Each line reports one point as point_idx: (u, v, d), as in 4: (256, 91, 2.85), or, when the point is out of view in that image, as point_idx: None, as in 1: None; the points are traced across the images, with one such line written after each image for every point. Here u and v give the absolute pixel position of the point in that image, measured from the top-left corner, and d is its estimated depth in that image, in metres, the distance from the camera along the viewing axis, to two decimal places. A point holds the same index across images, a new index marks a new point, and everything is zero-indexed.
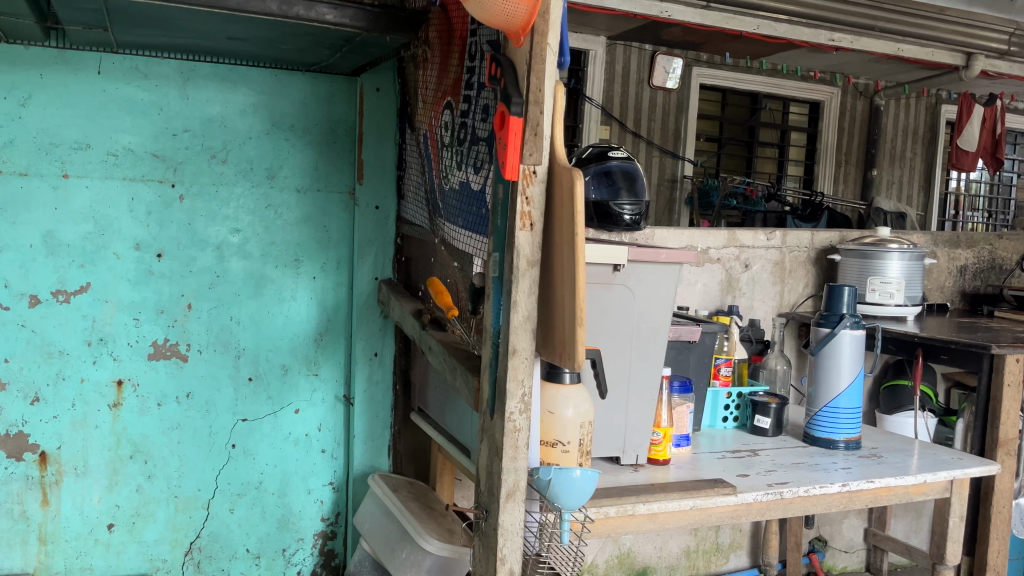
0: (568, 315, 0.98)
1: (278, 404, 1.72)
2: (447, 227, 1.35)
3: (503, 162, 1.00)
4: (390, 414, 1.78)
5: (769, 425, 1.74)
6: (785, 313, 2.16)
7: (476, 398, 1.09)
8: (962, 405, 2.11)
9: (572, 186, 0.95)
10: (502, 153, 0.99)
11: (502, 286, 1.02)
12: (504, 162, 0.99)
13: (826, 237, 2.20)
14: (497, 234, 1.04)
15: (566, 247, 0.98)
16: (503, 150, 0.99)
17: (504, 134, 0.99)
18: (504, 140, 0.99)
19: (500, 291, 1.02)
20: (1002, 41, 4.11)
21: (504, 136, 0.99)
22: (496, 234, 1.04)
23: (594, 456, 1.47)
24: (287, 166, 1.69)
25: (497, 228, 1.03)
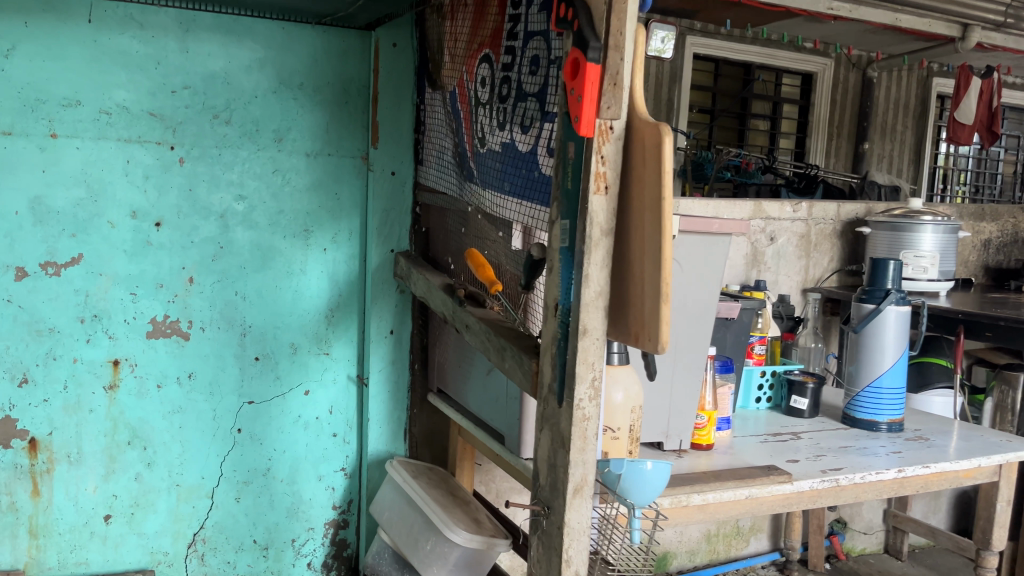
0: (649, 289, 0.87)
1: (287, 386, 1.60)
2: (484, 193, 1.23)
3: (575, 117, 0.88)
4: (406, 395, 1.66)
5: (806, 406, 1.66)
6: (811, 288, 2.07)
7: (535, 383, 0.98)
8: (992, 383, 2.04)
9: (659, 143, 0.84)
10: (576, 106, 0.88)
11: (570, 258, 0.91)
12: (577, 117, 0.88)
13: (852, 209, 2.12)
14: (564, 199, 0.92)
15: (648, 213, 0.87)
16: (577, 102, 0.88)
17: (578, 84, 0.87)
18: (577, 90, 0.87)
19: (568, 263, 0.91)
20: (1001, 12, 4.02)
21: (577, 86, 0.87)
22: (563, 198, 0.93)
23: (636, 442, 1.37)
24: (295, 128, 1.56)
25: (565, 192, 0.92)
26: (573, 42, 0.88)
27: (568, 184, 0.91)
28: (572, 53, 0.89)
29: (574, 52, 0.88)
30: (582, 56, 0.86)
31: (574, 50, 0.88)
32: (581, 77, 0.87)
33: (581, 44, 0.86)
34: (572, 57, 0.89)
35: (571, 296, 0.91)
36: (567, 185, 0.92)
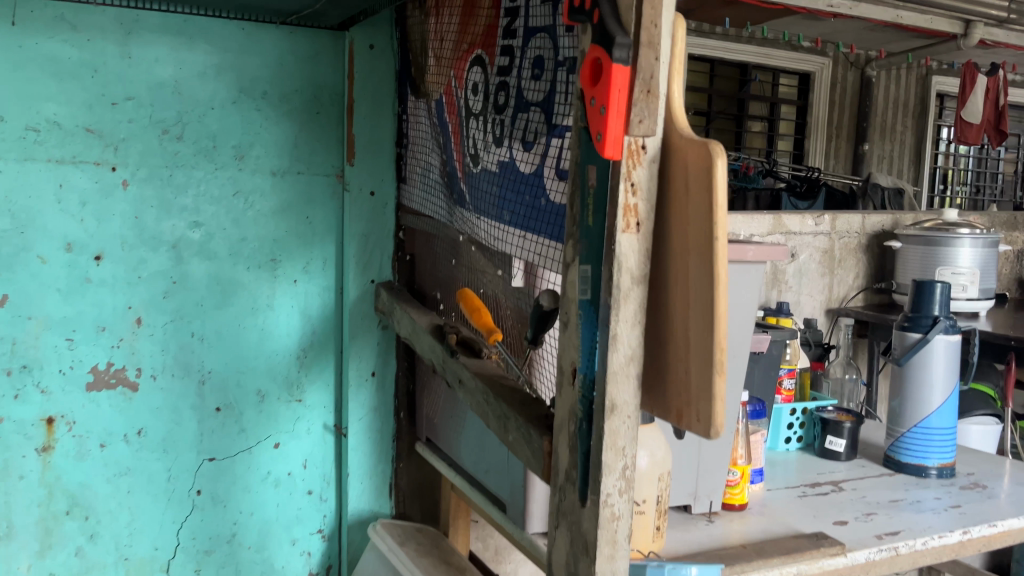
0: (695, 355, 0.68)
1: (254, 439, 1.40)
2: (478, 221, 1.03)
3: (597, 133, 0.68)
4: (390, 445, 1.46)
5: (844, 448, 1.46)
6: (835, 308, 1.89)
7: (548, 465, 0.78)
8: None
9: (709, 167, 0.64)
10: (598, 120, 0.68)
11: (592, 313, 0.71)
12: (600, 134, 0.68)
13: (878, 221, 1.93)
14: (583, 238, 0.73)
15: (695, 257, 0.67)
16: (598, 115, 0.68)
17: (599, 91, 0.67)
18: (599, 100, 0.68)
19: (591, 320, 0.71)
20: None
21: (599, 94, 0.67)
22: (581, 237, 0.73)
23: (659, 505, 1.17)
24: (259, 143, 1.35)
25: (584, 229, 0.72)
26: (593, 38, 0.69)
27: (587, 219, 0.71)
28: (591, 52, 0.69)
29: (594, 52, 0.69)
30: (605, 55, 0.67)
31: (594, 48, 0.69)
32: (603, 83, 0.67)
33: (604, 40, 0.67)
34: (592, 57, 0.69)
35: (595, 362, 0.71)
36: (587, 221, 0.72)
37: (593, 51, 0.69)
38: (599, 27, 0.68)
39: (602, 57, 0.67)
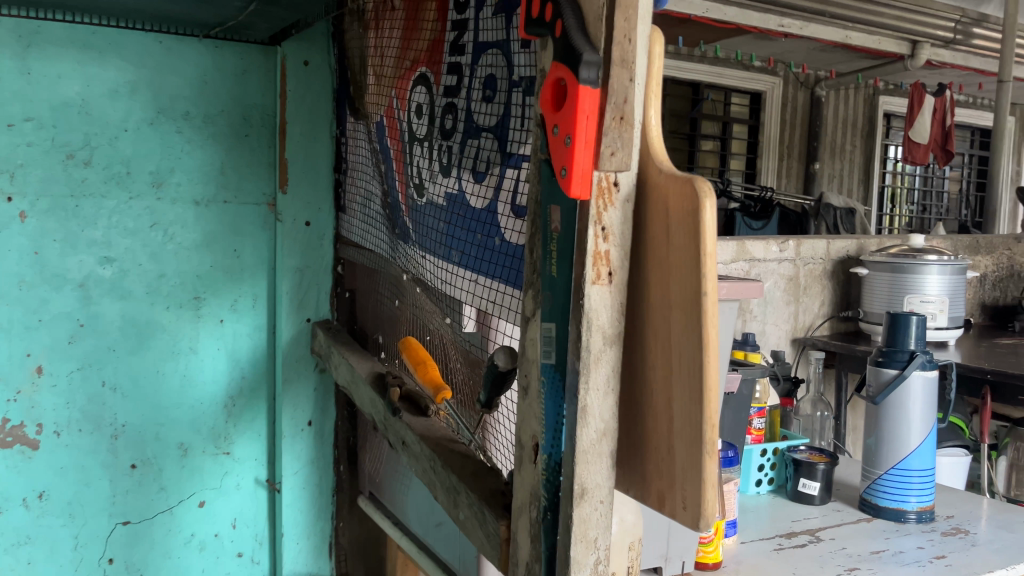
0: (679, 430, 0.57)
1: (175, 498, 1.26)
2: (424, 259, 0.91)
3: (562, 167, 0.57)
4: (330, 499, 1.33)
5: (817, 491, 1.37)
6: (801, 338, 1.81)
7: (506, 553, 0.67)
8: (1006, 441, 1.79)
9: (695, 208, 0.54)
10: (563, 151, 0.57)
11: (556, 381, 0.60)
12: (564, 168, 0.57)
13: (842, 246, 1.86)
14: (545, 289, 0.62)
15: (678, 314, 0.56)
16: (563, 146, 0.57)
17: (564, 117, 0.56)
18: (563, 128, 0.57)
19: (555, 388, 0.60)
20: (949, 29, 3.81)
21: (563, 121, 0.56)
22: (541, 287, 0.62)
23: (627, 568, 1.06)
24: (180, 168, 1.22)
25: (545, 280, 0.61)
26: (555, 53, 0.58)
27: (548, 269, 0.60)
28: (553, 70, 0.58)
29: (556, 71, 0.58)
30: (570, 74, 0.56)
31: (557, 66, 0.58)
32: (568, 108, 0.56)
33: (568, 56, 0.56)
34: (554, 77, 0.58)
35: (560, 440, 0.60)
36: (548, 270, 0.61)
37: (555, 70, 0.58)
38: (562, 41, 0.57)
39: (566, 77, 0.56)
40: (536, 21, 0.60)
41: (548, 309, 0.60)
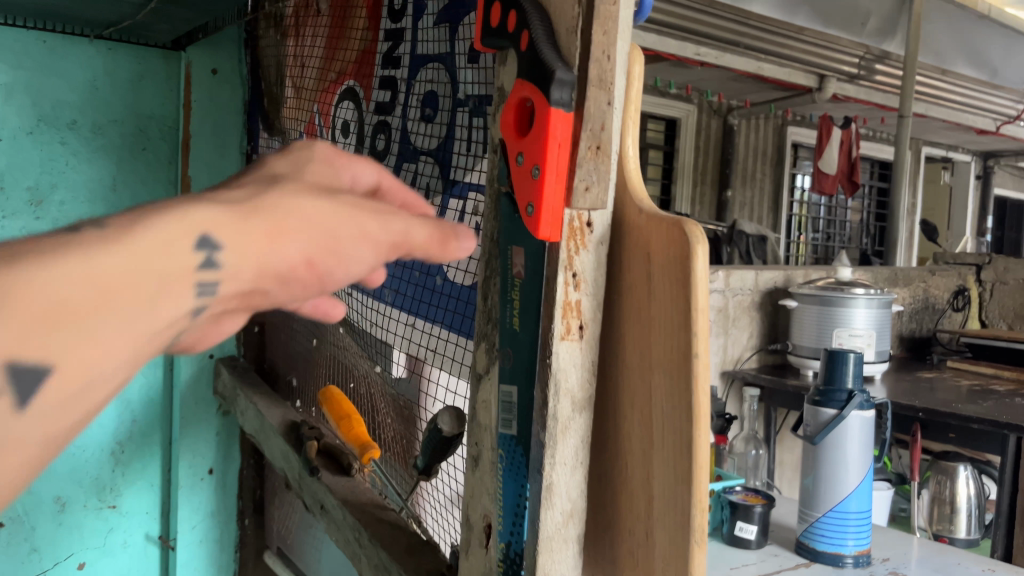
0: (661, 513, 0.48)
1: (49, 561, 1.09)
2: (348, 297, 0.81)
3: (526, 203, 0.49)
4: (233, 555, 1.20)
5: (754, 535, 1.32)
6: (730, 370, 1.78)
7: None
8: (928, 474, 1.79)
9: (684, 255, 0.46)
10: (528, 185, 0.48)
11: (516, 454, 0.51)
12: (529, 205, 0.48)
13: (770, 278, 1.84)
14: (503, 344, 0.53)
15: (662, 376, 0.48)
16: (528, 179, 0.48)
17: (530, 144, 0.48)
18: (529, 157, 0.48)
19: (516, 461, 0.51)
20: (853, 64, 3.84)
21: (530, 148, 0.48)
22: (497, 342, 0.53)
23: None
24: (63, 184, 1.08)
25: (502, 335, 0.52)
26: (520, 70, 0.49)
27: (507, 321, 0.51)
28: (518, 89, 0.49)
29: (521, 89, 0.49)
30: (539, 95, 0.47)
31: (521, 85, 0.49)
32: (535, 134, 0.47)
33: (536, 73, 0.47)
34: (519, 97, 0.49)
35: (522, 526, 0.50)
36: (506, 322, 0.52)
37: (520, 89, 0.49)
38: (529, 55, 0.48)
39: (534, 98, 0.48)
40: (495, 31, 0.51)
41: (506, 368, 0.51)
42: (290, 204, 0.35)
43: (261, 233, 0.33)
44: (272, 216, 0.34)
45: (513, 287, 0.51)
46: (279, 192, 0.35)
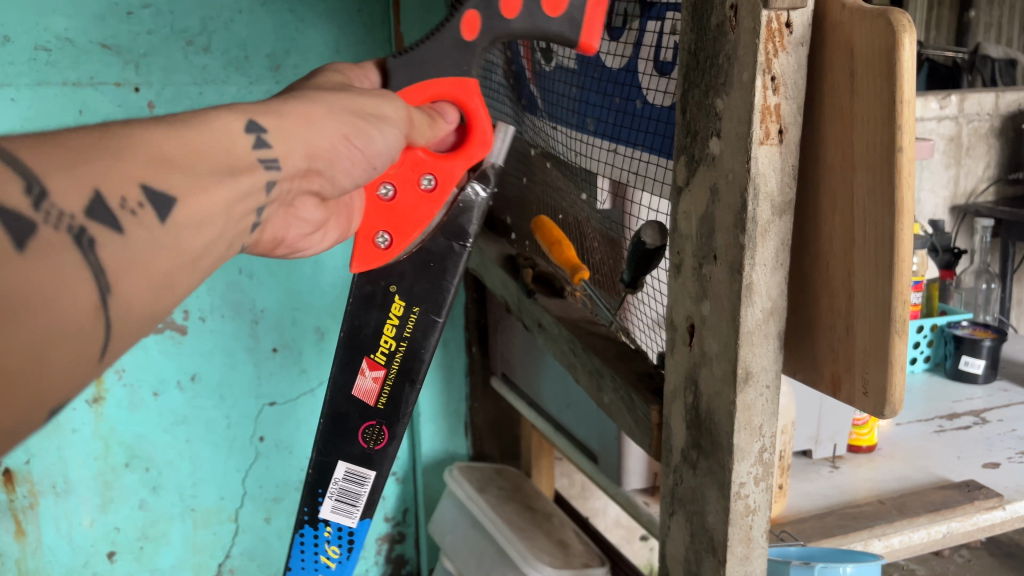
0: (861, 303, 0.50)
1: (315, 380, 1.28)
2: (555, 131, 0.84)
3: (409, 240, 0.64)
4: (463, 380, 1.35)
5: (981, 370, 1.28)
6: (962, 204, 1.64)
7: (658, 440, 0.64)
8: None
9: (889, 46, 0.45)
10: (402, 225, 0.63)
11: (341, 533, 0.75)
12: (383, 235, 0.64)
13: (1013, 100, 1.66)
14: (352, 411, 0.69)
15: (864, 175, 0.48)
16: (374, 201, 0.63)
17: (400, 178, 0.62)
18: (408, 179, 0.62)
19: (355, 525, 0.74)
20: None
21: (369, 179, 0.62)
22: (354, 424, 0.69)
23: (800, 483, 1.00)
24: (296, 50, 1.16)
25: (376, 392, 0.68)
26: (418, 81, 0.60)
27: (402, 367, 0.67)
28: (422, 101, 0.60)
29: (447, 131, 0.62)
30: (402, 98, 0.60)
31: (484, 121, 0.62)
32: (408, 157, 0.62)
33: (411, 76, 0.60)
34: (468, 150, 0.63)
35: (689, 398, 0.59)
36: (392, 404, 0.68)
37: (420, 93, 0.60)
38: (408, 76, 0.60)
39: (438, 97, 0.60)
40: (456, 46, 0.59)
41: (370, 447, 0.69)
42: (300, 104, 0.52)
43: (327, 134, 0.53)
44: (292, 110, 0.52)
45: (385, 345, 0.66)
46: (300, 105, 0.52)
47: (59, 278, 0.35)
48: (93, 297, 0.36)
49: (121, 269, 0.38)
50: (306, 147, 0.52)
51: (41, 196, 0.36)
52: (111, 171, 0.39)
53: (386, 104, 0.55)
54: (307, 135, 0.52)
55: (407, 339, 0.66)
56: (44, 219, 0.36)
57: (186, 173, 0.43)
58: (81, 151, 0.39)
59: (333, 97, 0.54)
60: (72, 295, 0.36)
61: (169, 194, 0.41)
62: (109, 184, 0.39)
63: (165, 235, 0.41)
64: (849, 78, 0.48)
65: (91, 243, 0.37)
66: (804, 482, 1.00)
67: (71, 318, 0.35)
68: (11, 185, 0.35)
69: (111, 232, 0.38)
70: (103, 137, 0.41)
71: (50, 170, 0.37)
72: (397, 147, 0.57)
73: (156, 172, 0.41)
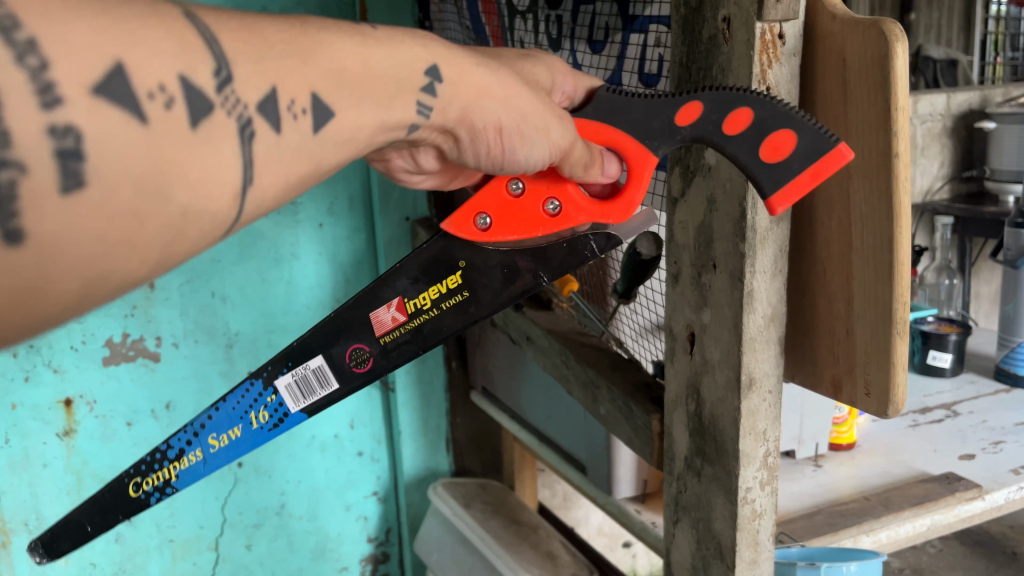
0: (861, 306, 0.51)
1: None
2: None
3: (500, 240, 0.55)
4: (444, 396, 1.34)
5: (949, 364, 1.31)
6: (920, 202, 1.69)
7: (659, 449, 0.64)
8: None
9: (882, 55, 0.46)
10: (504, 222, 0.54)
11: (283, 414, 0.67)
12: (486, 218, 0.55)
13: (964, 100, 1.72)
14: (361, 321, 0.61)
15: (860, 181, 0.49)
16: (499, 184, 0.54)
17: (536, 182, 0.53)
18: (541, 192, 0.53)
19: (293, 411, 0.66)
20: None
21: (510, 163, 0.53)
22: (354, 335, 0.62)
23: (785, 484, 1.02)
24: None
25: (388, 330, 0.60)
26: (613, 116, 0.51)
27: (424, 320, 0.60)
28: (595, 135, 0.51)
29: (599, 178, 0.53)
30: (579, 122, 0.51)
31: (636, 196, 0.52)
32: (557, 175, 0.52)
33: (609, 111, 0.51)
34: (605, 210, 0.53)
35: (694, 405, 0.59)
36: (391, 351, 0.61)
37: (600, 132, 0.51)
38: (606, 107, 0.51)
39: (617, 143, 0.51)
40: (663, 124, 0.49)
41: (349, 364, 0.63)
42: (494, 73, 0.46)
43: (488, 110, 0.45)
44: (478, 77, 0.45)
45: (423, 303, 0.59)
46: (493, 76, 0.46)
47: (215, 161, 0.34)
48: (235, 181, 0.35)
49: (267, 158, 0.36)
50: (465, 107, 0.45)
51: (226, 81, 0.34)
52: (293, 70, 0.37)
53: (559, 127, 0.47)
54: (470, 103, 0.45)
55: (439, 311, 0.59)
56: (221, 100, 0.34)
57: (362, 95, 0.40)
58: (271, 38, 0.37)
59: (524, 85, 0.47)
60: (219, 174, 0.34)
61: (330, 107, 0.39)
62: (286, 82, 0.36)
63: (313, 147, 0.39)
64: (842, 87, 0.49)
65: (251, 136, 0.35)
66: (789, 482, 1.02)
67: (206, 209, 0.34)
68: (201, 58, 0.33)
69: (270, 130, 0.36)
70: (303, 36, 0.37)
71: (238, 50, 0.35)
72: (535, 167, 0.49)
73: (332, 80, 0.38)
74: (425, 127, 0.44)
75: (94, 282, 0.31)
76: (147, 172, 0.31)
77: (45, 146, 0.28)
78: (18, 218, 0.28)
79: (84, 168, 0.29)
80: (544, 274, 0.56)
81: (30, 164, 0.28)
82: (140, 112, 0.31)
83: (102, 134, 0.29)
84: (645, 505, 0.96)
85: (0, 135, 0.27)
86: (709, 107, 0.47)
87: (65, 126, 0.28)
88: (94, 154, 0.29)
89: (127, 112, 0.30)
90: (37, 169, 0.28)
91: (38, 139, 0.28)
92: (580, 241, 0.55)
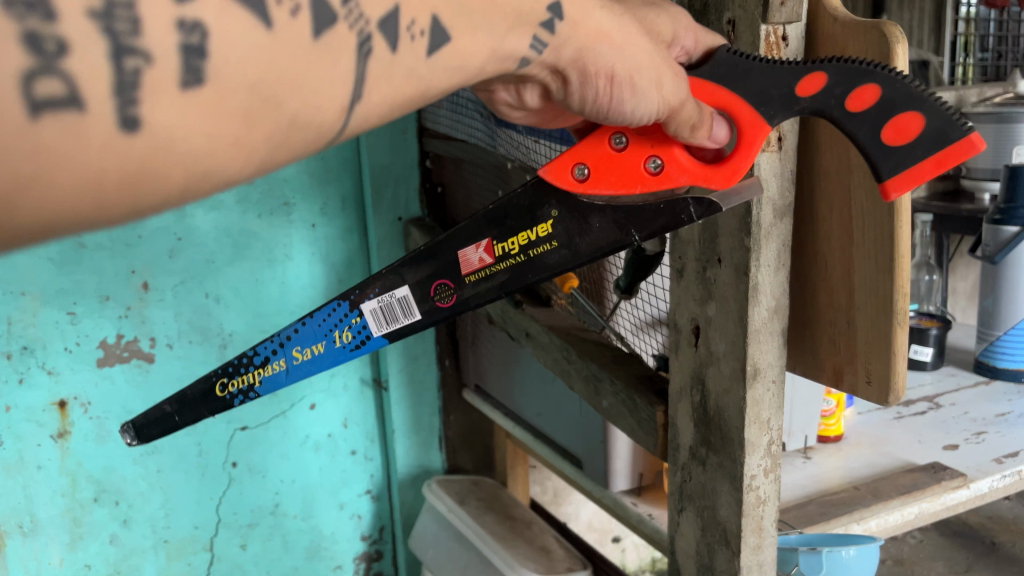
0: (861, 296, 0.53)
1: (286, 403, 1.27)
2: (536, 145, 0.85)
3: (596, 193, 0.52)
4: (436, 394, 1.35)
5: (930, 358, 1.34)
6: None
7: (664, 440, 0.66)
8: None
9: (884, 54, 0.47)
10: (603, 175, 0.52)
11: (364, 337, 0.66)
12: (584, 168, 0.52)
13: None
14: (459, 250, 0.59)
15: (861, 177, 0.51)
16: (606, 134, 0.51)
17: (644, 137, 0.50)
18: (643, 147, 0.50)
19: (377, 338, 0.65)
20: None
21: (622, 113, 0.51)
22: (445, 264, 0.60)
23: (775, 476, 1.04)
24: None
25: (480, 266, 0.58)
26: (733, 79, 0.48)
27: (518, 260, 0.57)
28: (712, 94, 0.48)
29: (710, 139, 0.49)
30: (690, 81, 0.49)
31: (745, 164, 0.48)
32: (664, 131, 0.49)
33: (727, 74, 0.48)
34: (709, 174, 0.49)
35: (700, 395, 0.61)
36: (484, 287, 0.58)
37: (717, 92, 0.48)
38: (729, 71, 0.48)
39: (729, 105, 0.48)
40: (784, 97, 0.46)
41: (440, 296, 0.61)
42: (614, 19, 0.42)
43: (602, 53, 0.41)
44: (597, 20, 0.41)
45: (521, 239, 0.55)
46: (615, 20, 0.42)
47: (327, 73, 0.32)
48: (344, 99, 0.33)
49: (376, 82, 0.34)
50: (581, 48, 0.41)
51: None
52: None
53: (671, 81, 0.44)
54: (585, 45, 0.41)
55: (528, 257, 0.56)
56: (345, 13, 0.32)
57: (477, 19, 0.37)
58: None
59: (642, 34, 0.43)
60: (328, 88, 0.32)
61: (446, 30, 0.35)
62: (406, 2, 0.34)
63: (422, 72, 0.35)
64: None
65: (368, 54, 0.33)
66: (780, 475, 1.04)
67: (313, 119, 0.32)
68: None
69: (386, 53, 0.34)
70: None
71: None
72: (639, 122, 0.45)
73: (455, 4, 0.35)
74: (535, 63, 0.40)
75: (203, 177, 0.29)
76: (267, 75, 0.29)
77: (174, 39, 0.27)
78: (132, 109, 0.27)
79: (205, 65, 0.28)
80: (636, 231, 0.52)
81: (156, 52, 0.27)
82: (267, 15, 0.29)
83: (225, 32, 0.28)
84: (641, 498, 0.97)
85: (132, 20, 0.26)
86: (834, 81, 0.44)
87: (195, 21, 0.28)
88: (219, 46, 0.28)
89: (254, 11, 0.29)
90: (161, 61, 0.27)
91: (163, 35, 0.27)
92: (679, 203, 0.50)
